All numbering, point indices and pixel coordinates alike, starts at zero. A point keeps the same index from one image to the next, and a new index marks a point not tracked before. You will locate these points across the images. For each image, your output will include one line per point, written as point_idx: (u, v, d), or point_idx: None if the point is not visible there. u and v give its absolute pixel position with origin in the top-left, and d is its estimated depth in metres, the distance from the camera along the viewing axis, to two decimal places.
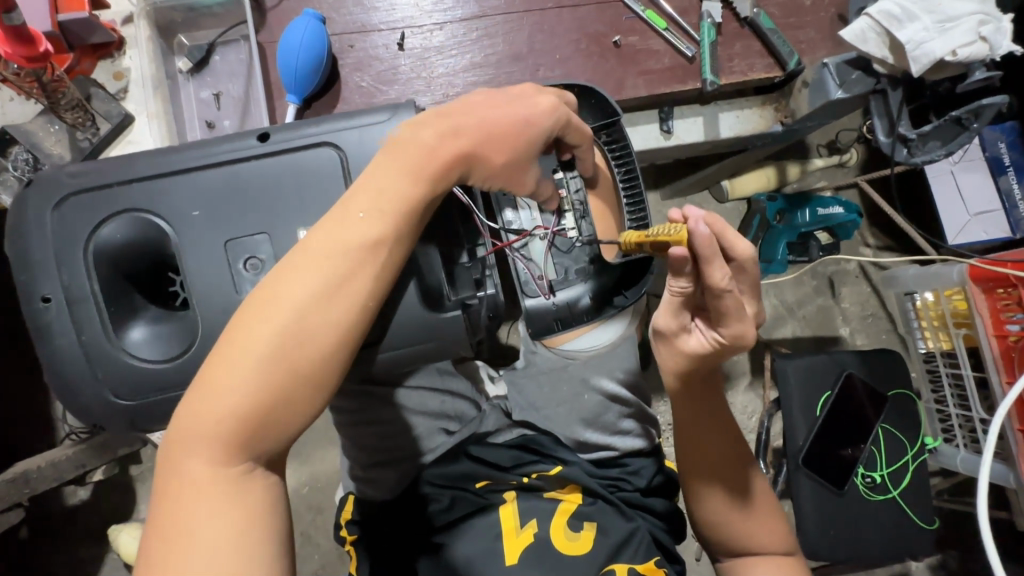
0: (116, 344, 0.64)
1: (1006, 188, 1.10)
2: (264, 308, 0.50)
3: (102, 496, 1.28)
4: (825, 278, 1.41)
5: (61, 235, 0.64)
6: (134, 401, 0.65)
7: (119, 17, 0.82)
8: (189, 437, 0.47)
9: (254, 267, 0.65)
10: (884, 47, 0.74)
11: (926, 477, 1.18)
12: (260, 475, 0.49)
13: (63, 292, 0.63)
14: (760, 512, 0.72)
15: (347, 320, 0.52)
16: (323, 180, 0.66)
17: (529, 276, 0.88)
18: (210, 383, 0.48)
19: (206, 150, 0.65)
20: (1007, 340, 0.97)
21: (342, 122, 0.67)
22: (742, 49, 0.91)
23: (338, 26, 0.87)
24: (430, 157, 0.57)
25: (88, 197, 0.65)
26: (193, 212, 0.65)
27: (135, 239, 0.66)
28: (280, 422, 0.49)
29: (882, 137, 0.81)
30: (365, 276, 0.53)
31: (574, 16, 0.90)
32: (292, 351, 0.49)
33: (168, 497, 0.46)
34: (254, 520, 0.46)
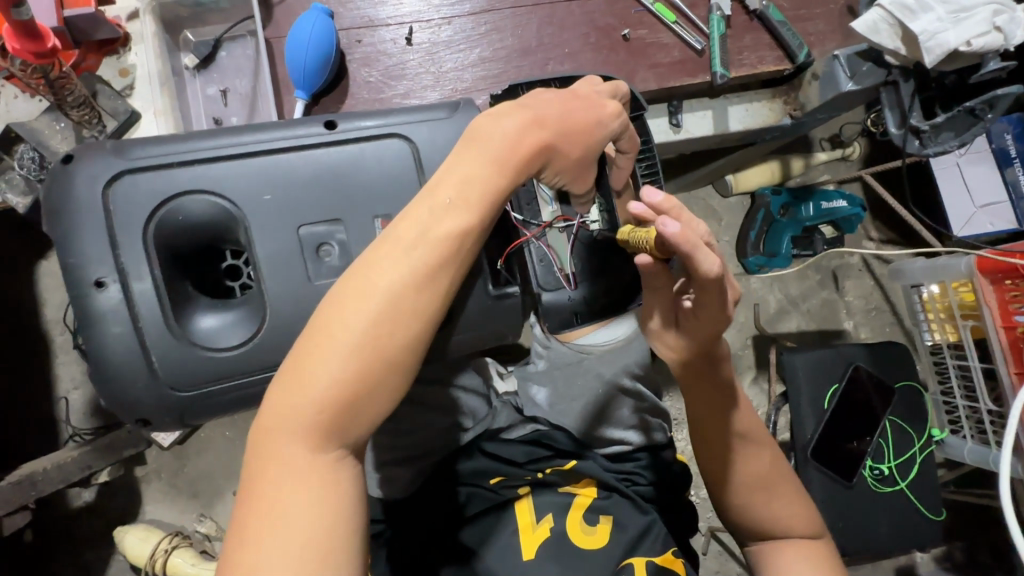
0: (178, 332, 0.60)
1: (1013, 179, 1.11)
2: (353, 296, 0.49)
3: (107, 497, 1.27)
4: (829, 272, 1.41)
5: (121, 216, 0.60)
6: (190, 392, 0.61)
7: (124, 12, 0.81)
8: (281, 421, 0.48)
9: (327, 254, 0.65)
10: (896, 39, 0.74)
11: (934, 468, 1.18)
12: (348, 459, 0.49)
13: (121, 276, 0.59)
14: (784, 494, 0.71)
15: (433, 310, 0.51)
16: (387, 169, 0.66)
17: (547, 267, 0.83)
18: (300, 368, 0.48)
19: (273, 134, 0.64)
20: (1015, 331, 0.98)
21: (408, 114, 0.67)
22: (752, 42, 0.90)
23: (346, 21, 0.87)
24: (512, 147, 0.56)
25: (148, 175, 0.61)
26: (264, 197, 0.63)
27: (198, 222, 0.62)
28: (367, 409, 0.49)
29: (893, 130, 0.80)
30: (452, 265, 0.52)
31: (583, 9, 0.90)
32: (381, 341, 0.49)
33: (261, 477, 0.47)
34: (343, 507, 0.47)
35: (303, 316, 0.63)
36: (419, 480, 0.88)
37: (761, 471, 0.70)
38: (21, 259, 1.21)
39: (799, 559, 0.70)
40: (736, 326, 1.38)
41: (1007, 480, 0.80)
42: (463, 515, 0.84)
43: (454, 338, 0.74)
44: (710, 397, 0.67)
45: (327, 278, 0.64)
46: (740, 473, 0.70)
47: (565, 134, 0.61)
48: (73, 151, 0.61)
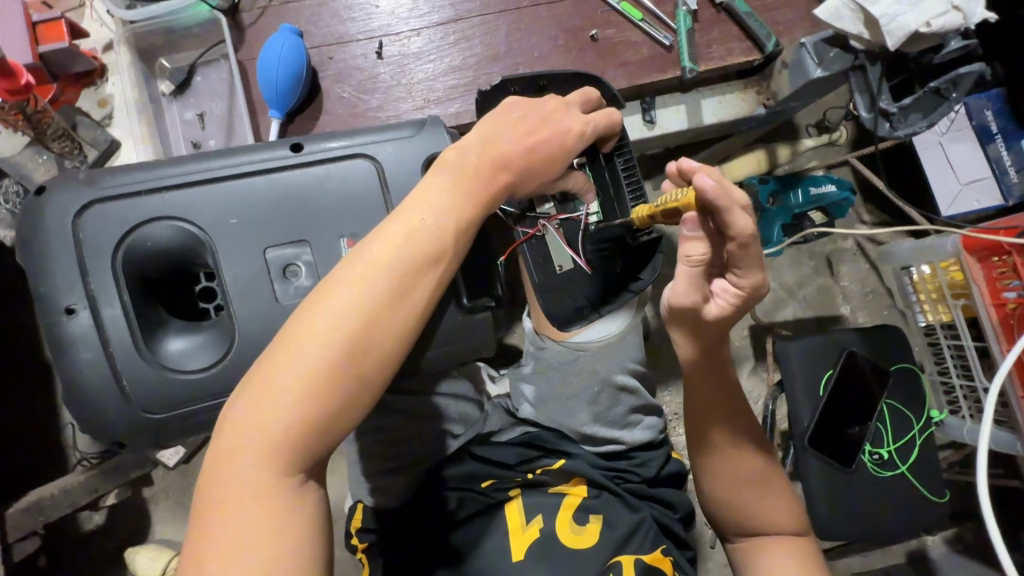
0: (147, 355, 0.66)
1: (995, 155, 1.10)
2: (326, 315, 0.54)
3: (117, 519, 1.29)
4: (823, 258, 1.40)
5: (89, 244, 0.66)
6: (163, 413, 0.67)
7: (100, 44, 0.84)
8: (248, 441, 0.51)
9: (294, 275, 0.70)
10: (859, 23, 0.74)
11: (934, 450, 1.17)
12: (310, 472, 0.53)
13: (92, 304, 0.65)
14: (771, 487, 0.71)
15: (399, 335, 0.56)
16: (353, 189, 0.71)
17: (543, 265, 0.86)
18: (268, 383, 0.52)
19: (236, 162, 0.69)
20: (1005, 307, 0.97)
21: (374, 134, 0.72)
22: (720, 34, 0.91)
23: (317, 39, 0.88)
24: (475, 179, 0.62)
25: (115, 207, 0.67)
26: (230, 220, 0.69)
27: (163, 250, 0.68)
28: (332, 427, 0.53)
29: (864, 112, 0.82)
30: (416, 293, 0.58)
31: (550, 13, 0.91)
32: (350, 363, 0.53)
33: (227, 488, 0.50)
34: (305, 522, 0.51)
35: (267, 334, 0.69)
36: (412, 488, 0.88)
37: (747, 465, 0.71)
38: (20, 291, 1.23)
39: (783, 554, 0.69)
40: None
41: (984, 454, 0.77)
42: (454, 521, 0.85)
43: (427, 354, 0.75)
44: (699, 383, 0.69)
45: (293, 299, 0.69)
46: (725, 461, 0.71)
47: (527, 167, 0.66)
48: (47, 185, 0.68)
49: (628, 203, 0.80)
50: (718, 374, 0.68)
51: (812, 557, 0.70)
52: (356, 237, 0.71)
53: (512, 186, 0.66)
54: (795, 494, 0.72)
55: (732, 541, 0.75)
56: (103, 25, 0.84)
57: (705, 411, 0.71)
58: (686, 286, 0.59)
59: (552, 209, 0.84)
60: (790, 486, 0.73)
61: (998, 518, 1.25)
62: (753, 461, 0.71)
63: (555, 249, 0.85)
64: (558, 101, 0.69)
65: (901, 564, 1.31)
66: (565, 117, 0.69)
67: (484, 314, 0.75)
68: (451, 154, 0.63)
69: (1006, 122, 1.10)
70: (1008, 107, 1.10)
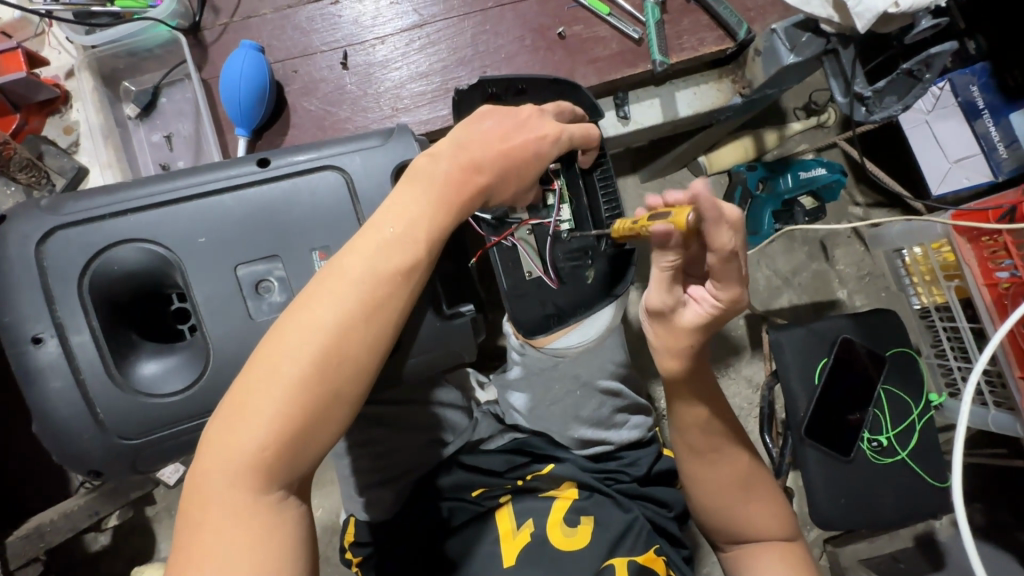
0: (121, 382, 0.57)
1: (982, 131, 1.07)
2: (298, 332, 0.49)
3: (121, 539, 1.30)
4: (817, 243, 1.36)
5: (55, 270, 0.57)
6: (140, 440, 0.58)
7: (62, 71, 0.83)
8: (221, 463, 0.47)
9: (267, 292, 0.60)
10: (828, 6, 0.72)
11: (935, 433, 1.15)
12: (288, 501, 0.49)
13: (59, 330, 0.56)
14: (754, 494, 0.70)
15: (376, 343, 0.52)
16: (324, 205, 0.61)
17: (514, 270, 0.82)
18: (241, 408, 0.48)
19: (204, 177, 0.60)
20: (997, 287, 0.94)
21: (341, 145, 0.62)
22: (691, 25, 0.89)
23: (281, 53, 0.87)
24: (451, 184, 0.56)
25: (82, 230, 0.58)
26: (199, 239, 0.59)
27: (134, 269, 0.59)
28: (310, 444, 0.49)
29: (840, 96, 0.78)
30: (394, 298, 0.52)
31: (515, 12, 0.89)
32: (323, 377, 0.49)
33: (199, 521, 0.46)
34: (285, 547, 0.47)
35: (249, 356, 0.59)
36: (402, 499, 0.87)
37: (731, 475, 0.70)
38: None
39: (769, 561, 0.69)
40: None
41: (961, 443, 0.76)
42: (448, 527, 0.83)
43: (408, 362, 0.69)
44: (676, 400, 0.67)
45: (270, 316, 0.60)
46: (705, 473, 0.70)
47: (504, 173, 0.60)
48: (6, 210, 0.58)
49: (602, 215, 0.83)
50: (694, 388, 0.66)
51: (799, 561, 0.69)
52: (330, 250, 0.61)
53: (489, 190, 0.60)
54: (783, 497, 0.72)
55: (722, 547, 0.75)
56: (63, 51, 0.83)
57: (681, 418, 0.68)
58: (666, 291, 0.56)
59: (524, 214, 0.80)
60: (776, 486, 0.73)
61: (1004, 498, 1.23)
62: (735, 467, 0.70)
63: (524, 254, 0.81)
64: (534, 107, 0.64)
65: (909, 548, 1.29)
66: (540, 123, 0.64)
67: (462, 322, 0.69)
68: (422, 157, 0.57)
69: (992, 97, 1.06)
70: (995, 81, 1.06)
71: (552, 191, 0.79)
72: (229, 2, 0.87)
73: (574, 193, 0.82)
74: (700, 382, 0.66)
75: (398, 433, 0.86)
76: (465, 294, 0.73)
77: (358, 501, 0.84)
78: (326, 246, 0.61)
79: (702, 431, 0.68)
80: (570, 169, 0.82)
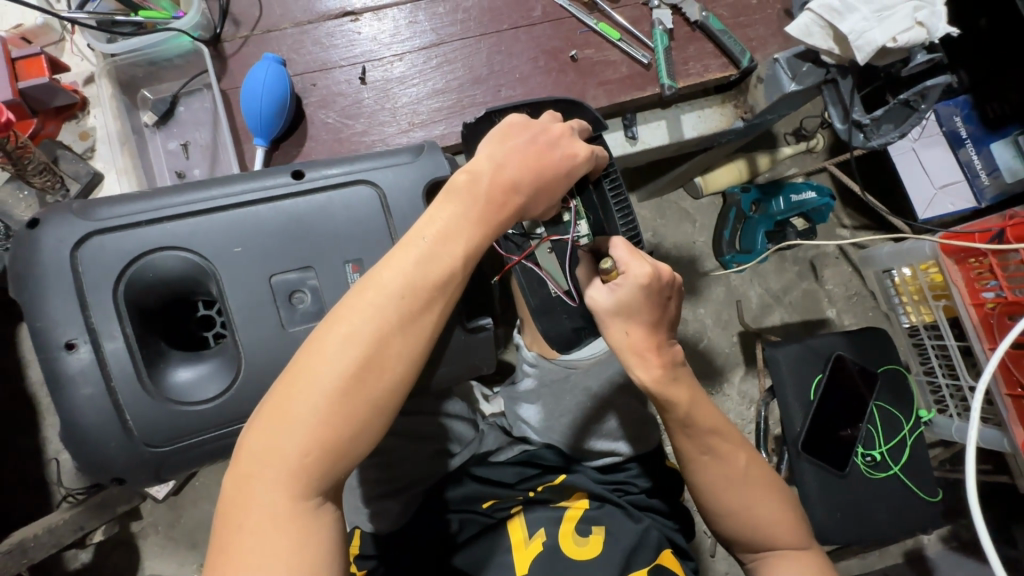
0: (151, 389, 0.57)
1: (966, 159, 1.14)
2: (338, 341, 0.50)
3: (105, 555, 1.25)
4: (807, 263, 1.41)
5: (90, 276, 0.56)
6: (167, 447, 0.57)
7: (81, 78, 0.84)
8: (262, 469, 0.48)
9: (300, 302, 0.60)
10: (828, 39, 0.77)
11: (924, 449, 1.19)
12: (326, 507, 0.50)
13: (93, 336, 0.55)
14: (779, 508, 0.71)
15: (413, 354, 0.53)
16: (358, 217, 0.62)
17: (539, 290, 0.84)
18: (280, 414, 0.49)
19: (240, 188, 0.60)
20: (984, 307, 0.99)
21: (374, 160, 0.64)
22: (696, 52, 0.93)
23: (300, 66, 0.89)
24: (486, 199, 0.57)
25: (117, 237, 0.58)
26: (234, 248, 0.59)
27: (169, 277, 0.59)
28: (347, 452, 0.50)
29: (838, 123, 0.83)
30: (430, 311, 0.54)
31: (529, 35, 0.92)
32: (362, 386, 0.50)
33: (238, 523, 0.47)
34: (323, 550, 0.48)
35: (278, 366, 0.59)
36: (410, 510, 0.86)
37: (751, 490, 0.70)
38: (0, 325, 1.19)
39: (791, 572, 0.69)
40: (721, 323, 1.37)
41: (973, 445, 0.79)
42: (454, 543, 0.82)
43: (428, 376, 0.70)
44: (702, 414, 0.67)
45: (301, 325, 0.60)
46: (732, 490, 0.70)
47: (537, 193, 0.61)
48: (38, 214, 0.58)
49: (620, 228, 0.76)
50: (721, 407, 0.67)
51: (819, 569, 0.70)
52: (363, 263, 0.62)
53: (523, 211, 0.61)
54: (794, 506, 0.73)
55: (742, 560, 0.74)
56: (83, 58, 0.84)
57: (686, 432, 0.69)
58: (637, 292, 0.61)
59: (544, 231, 0.79)
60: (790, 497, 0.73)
61: (987, 514, 1.27)
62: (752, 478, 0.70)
63: (550, 271, 0.80)
64: (564, 127, 0.64)
65: (898, 564, 1.31)
66: (569, 142, 0.64)
67: (486, 335, 0.70)
68: (458, 173, 0.58)
69: (975, 128, 1.14)
70: (977, 113, 1.14)
71: (568, 209, 0.77)
72: (249, 16, 0.89)
73: (591, 208, 0.78)
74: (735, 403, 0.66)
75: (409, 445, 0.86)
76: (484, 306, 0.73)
77: (364, 513, 0.84)
78: (360, 259, 0.62)
79: (714, 441, 0.69)
80: (584, 187, 0.78)
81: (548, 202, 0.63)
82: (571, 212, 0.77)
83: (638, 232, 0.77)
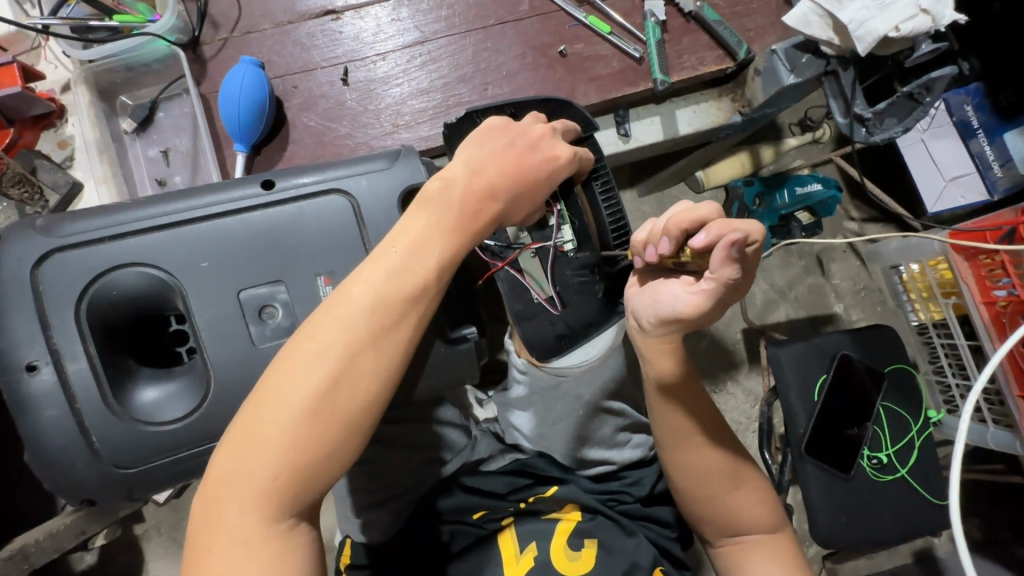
0: (118, 410, 0.55)
1: (977, 150, 1.09)
2: (306, 359, 0.48)
3: (110, 557, 1.27)
4: (813, 258, 1.37)
5: (53, 295, 0.55)
6: (134, 468, 0.56)
7: (57, 86, 0.82)
8: (231, 492, 0.46)
9: (271, 317, 0.59)
10: (828, 30, 0.73)
11: (933, 449, 1.15)
12: (300, 529, 0.48)
13: (54, 357, 0.54)
14: (752, 495, 0.69)
15: (387, 370, 0.51)
16: (331, 228, 0.60)
17: (521, 295, 0.82)
18: (248, 436, 0.47)
19: (206, 200, 0.58)
20: (996, 306, 0.95)
21: (347, 167, 0.62)
22: (691, 44, 0.89)
23: (281, 68, 0.86)
24: (462, 208, 0.55)
25: (81, 254, 0.56)
26: (200, 263, 0.58)
27: (134, 294, 0.57)
28: (319, 473, 0.48)
29: (839, 117, 0.79)
30: (403, 325, 0.52)
31: (516, 30, 0.89)
32: (332, 405, 0.48)
33: (207, 550, 0.45)
34: (297, 573, 0.46)
35: (250, 382, 0.58)
36: (400, 520, 0.84)
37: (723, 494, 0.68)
38: None
39: (759, 556, 0.68)
40: (724, 320, 1.34)
41: (961, 446, 0.75)
42: (448, 553, 0.80)
43: (411, 389, 0.68)
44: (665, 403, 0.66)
45: (272, 341, 0.58)
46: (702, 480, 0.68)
47: (515, 199, 0.58)
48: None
49: (609, 231, 0.78)
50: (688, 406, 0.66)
51: (791, 553, 0.68)
52: (336, 275, 0.60)
53: (501, 217, 0.58)
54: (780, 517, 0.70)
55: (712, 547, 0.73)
56: (59, 65, 0.83)
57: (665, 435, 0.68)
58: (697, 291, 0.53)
59: (527, 238, 0.81)
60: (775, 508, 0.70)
61: (1000, 515, 1.23)
62: (726, 466, 0.68)
63: (533, 278, 0.81)
64: (545, 128, 0.62)
65: (907, 565, 1.29)
66: (549, 144, 0.61)
67: (468, 346, 0.68)
68: (432, 180, 0.56)
69: (988, 117, 1.08)
70: (988, 101, 1.08)
71: (553, 214, 0.77)
72: (229, 18, 0.87)
73: (576, 211, 0.78)
74: (690, 389, 0.66)
75: (396, 454, 0.84)
76: (468, 314, 0.71)
77: (354, 523, 0.82)
78: (332, 272, 0.60)
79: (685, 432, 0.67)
80: (569, 190, 0.77)
81: (528, 209, 0.61)
82: (555, 217, 0.78)
83: (626, 233, 0.79)
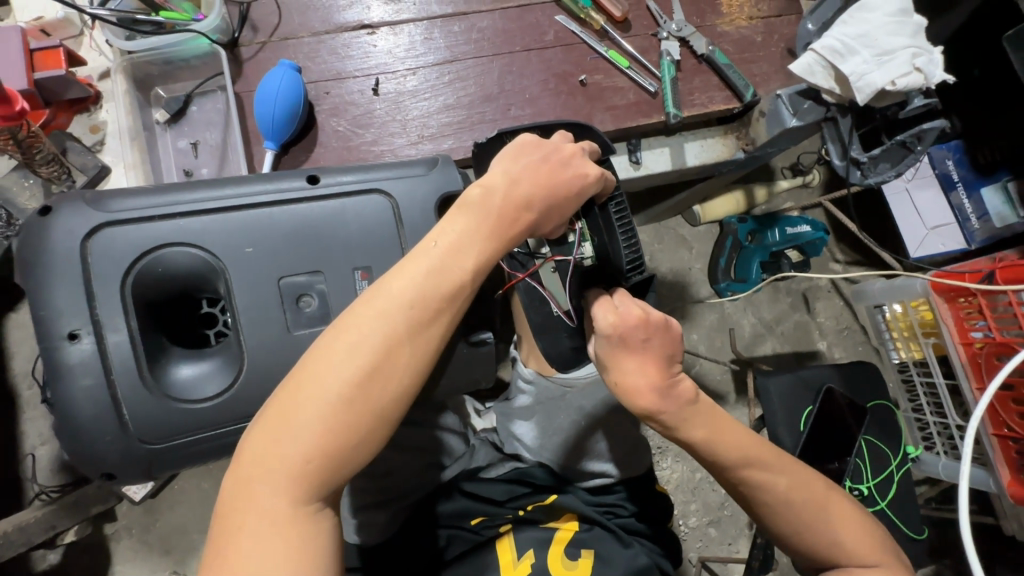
0: (151, 384, 0.56)
1: (957, 202, 1.17)
2: (345, 349, 0.50)
3: (76, 557, 1.21)
4: (800, 295, 1.43)
5: (100, 267, 0.56)
6: (161, 444, 0.57)
7: (96, 72, 0.85)
8: (263, 471, 0.47)
9: (306, 306, 0.61)
10: (830, 80, 0.80)
11: (911, 486, 1.19)
12: (326, 515, 0.49)
13: (96, 328, 0.55)
14: (837, 520, 0.63)
15: (419, 365, 0.53)
16: (371, 227, 0.63)
17: (540, 307, 0.85)
18: (284, 418, 0.49)
19: (253, 188, 0.61)
20: (973, 347, 1.01)
21: (388, 170, 0.65)
22: (702, 84, 0.96)
23: (314, 74, 0.90)
24: (498, 216, 0.58)
25: (129, 230, 0.58)
26: (245, 249, 0.60)
27: (178, 273, 0.59)
28: (349, 458, 0.50)
29: (837, 159, 0.86)
30: (438, 322, 0.54)
31: (541, 58, 0.95)
32: (368, 394, 0.50)
33: (235, 526, 0.46)
34: (320, 556, 0.47)
35: (279, 368, 0.59)
36: (396, 524, 0.83)
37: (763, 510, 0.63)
38: None
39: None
40: (714, 350, 1.38)
41: (966, 482, 0.78)
42: (443, 560, 0.80)
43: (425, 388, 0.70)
44: (723, 442, 0.61)
45: (307, 329, 0.60)
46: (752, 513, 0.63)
47: (549, 210, 0.61)
48: (49, 203, 0.58)
49: (621, 252, 0.73)
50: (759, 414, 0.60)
51: None
52: (372, 271, 0.63)
53: (533, 227, 0.61)
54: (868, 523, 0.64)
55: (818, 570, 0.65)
56: (100, 53, 0.85)
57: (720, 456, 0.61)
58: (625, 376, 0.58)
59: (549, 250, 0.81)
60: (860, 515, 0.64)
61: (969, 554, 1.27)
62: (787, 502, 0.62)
63: (553, 290, 0.81)
64: (576, 147, 0.64)
65: None
66: (581, 162, 0.64)
67: (487, 350, 0.70)
68: (471, 189, 0.58)
69: (966, 172, 1.17)
70: (968, 158, 1.18)
71: (573, 231, 0.77)
72: (268, 23, 0.90)
73: (596, 229, 0.76)
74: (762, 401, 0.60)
75: (399, 455, 0.84)
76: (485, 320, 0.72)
77: (350, 524, 0.81)
78: (369, 267, 0.62)
79: (746, 472, 0.62)
80: (590, 209, 0.77)
81: (558, 220, 0.63)
82: (575, 234, 0.78)
83: (640, 259, 0.73)
